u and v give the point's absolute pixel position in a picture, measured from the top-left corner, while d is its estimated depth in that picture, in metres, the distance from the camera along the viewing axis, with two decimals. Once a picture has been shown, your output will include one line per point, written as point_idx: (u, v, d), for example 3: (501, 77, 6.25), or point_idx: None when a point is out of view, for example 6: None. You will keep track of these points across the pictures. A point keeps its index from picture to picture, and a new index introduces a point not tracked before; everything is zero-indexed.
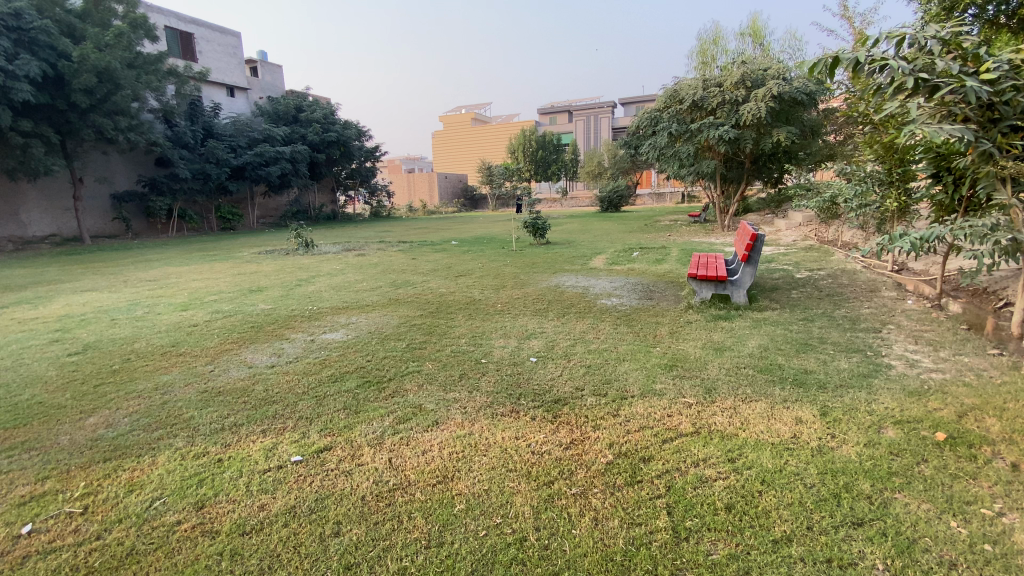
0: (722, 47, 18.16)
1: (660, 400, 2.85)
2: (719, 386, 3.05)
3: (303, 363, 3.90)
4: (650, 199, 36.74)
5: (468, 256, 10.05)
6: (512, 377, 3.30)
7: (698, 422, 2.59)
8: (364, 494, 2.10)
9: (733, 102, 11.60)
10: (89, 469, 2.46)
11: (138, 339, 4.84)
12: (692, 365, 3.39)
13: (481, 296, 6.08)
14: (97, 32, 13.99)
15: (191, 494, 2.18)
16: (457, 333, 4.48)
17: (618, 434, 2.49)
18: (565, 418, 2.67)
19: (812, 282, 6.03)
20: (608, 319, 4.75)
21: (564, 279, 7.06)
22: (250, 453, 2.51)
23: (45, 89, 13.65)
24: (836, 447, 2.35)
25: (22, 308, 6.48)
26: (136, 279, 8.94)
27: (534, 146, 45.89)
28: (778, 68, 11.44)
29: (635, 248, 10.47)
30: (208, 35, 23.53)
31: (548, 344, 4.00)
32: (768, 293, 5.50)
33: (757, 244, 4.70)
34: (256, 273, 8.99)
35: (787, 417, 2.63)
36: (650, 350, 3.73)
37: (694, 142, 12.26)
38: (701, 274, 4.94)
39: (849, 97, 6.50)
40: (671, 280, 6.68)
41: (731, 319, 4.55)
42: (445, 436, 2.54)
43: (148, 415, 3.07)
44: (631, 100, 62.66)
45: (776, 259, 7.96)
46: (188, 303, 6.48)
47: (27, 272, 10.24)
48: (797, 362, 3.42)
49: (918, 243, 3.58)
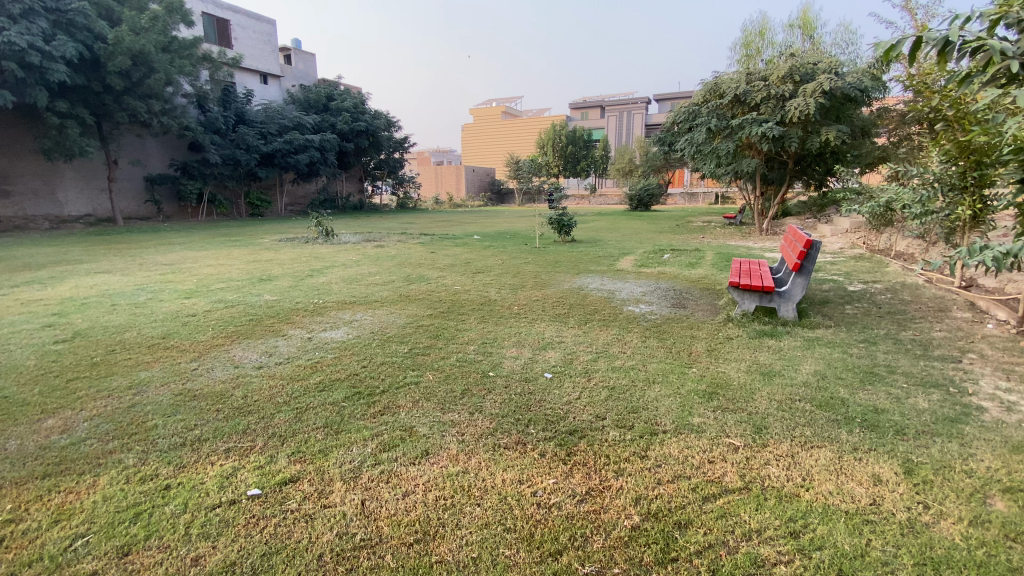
0: (768, 40, 17.16)
1: (699, 439, 2.34)
2: (772, 423, 2.51)
3: (293, 366, 3.51)
4: (681, 199, 35.76)
5: (488, 251, 9.62)
6: (521, 398, 2.81)
7: (748, 473, 2.08)
8: (322, 552, 1.68)
9: (779, 98, 10.72)
10: (22, 488, 2.07)
11: (131, 327, 4.56)
12: (736, 395, 2.84)
13: (496, 295, 5.64)
14: (133, 16, 14.03)
15: (119, 534, 1.78)
16: (467, 339, 4.02)
17: (647, 484, 2.00)
18: (580, 458, 2.19)
19: (869, 297, 5.37)
20: (636, 330, 4.22)
21: (589, 281, 6.55)
22: (203, 480, 2.11)
23: (81, 71, 13.76)
24: (932, 523, 1.81)
25: (30, 289, 6.31)
26: (152, 262, 8.79)
27: (563, 141, 45.20)
28: (830, 61, 10.58)
29: (666, 249, 9.84)
30: (244, 22, 23.73)
31: (566, 357, 3.52)
32: (820, 308, 4.88)
33: (812, 253, 4.06)
34: (270, 261, 8.73)
35: (862, 474, 2.10)
36: (684, 372, 3.19)
37: (735, 139, 11.44)
38: (743, 283, 4.34)
39: (921, 89, 5.73)
40: (706, 287, 6.09)
41: (778, 336, 3.96)
42: (434, 473, 2.10)
43: (112, 420, 2.71)
44: (666, 95, 60.91)
45: (824, 267, 7.27)
46: (194, 290, 6.23)
47: (52, 252, 10.26)
48: (863, 398, 2.85)
49: (1004, 259, 2.57)
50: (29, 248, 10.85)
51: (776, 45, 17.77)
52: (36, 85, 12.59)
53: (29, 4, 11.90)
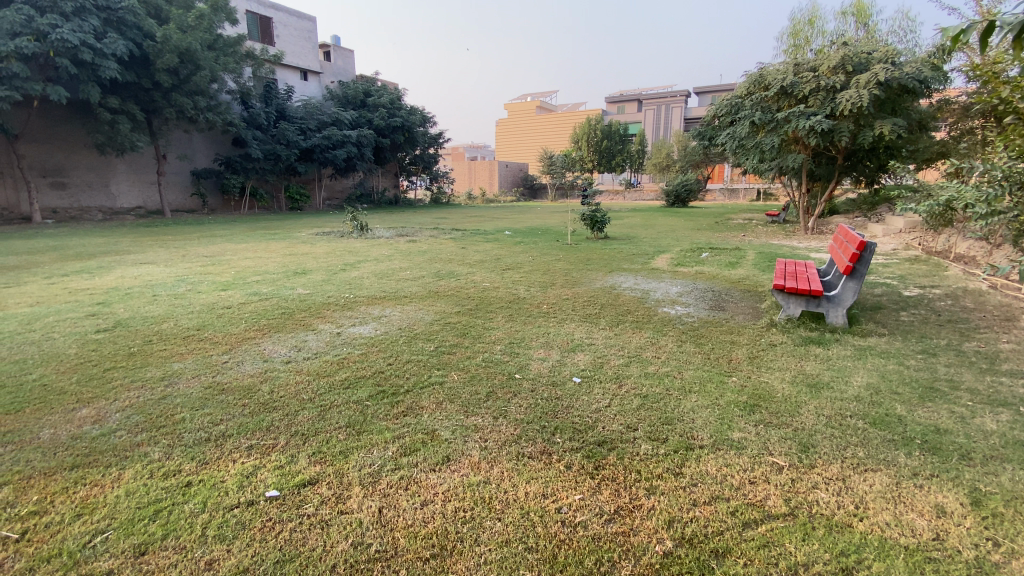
0: (818, 28, 16.35)
1: (739, 456, 2.18)
2: (820, 441, 2.31)
3: (320, 362, 3.50)
4: (721, 195, 34.70)
5: (519, 248, 9.51)
6: (548, 403, 2.70)
7: (794, 497, 1.91)
8: (335, 564, 1.62)
9: (829, 90, 10.17)
10: (51, 478, 2.10)
11: (168, 319, 4.67)
12: (780, 409, 2.65)
13: (526, 293, 5.53)
14: (181, 14, 14.55)
15: (138, 532, 1.77)
16: (494, 338, 3.92)
17: (681, 505, 1.86)
18: (608, 472, 2.06)
19: (927, 303, 4.99)
20: (672, 333, 4.03)
21: (621, 280, 6.36)
22: (224, 478, 2.09)
23: (132, 68, 14.35)
24: (1004, 563, 1.60)
25: (79, 278, 6.58)
26: (194, 254, 9.07)
27: (599, 136, 44.53)
28: (886, 50, 9.92)
29: (704, 248, 9.49)
30: (286, 19, 24.29)
31: (596, 360, 3.38)
32: (872, 314, 4.56)
33: (866, 255, 3.76)
34: (306, 254, 8.88)
35: (922, 503, 1.89)
36: (724, 382, 3.00)
37: (780, 133, 10.92)
38: (789, 286, 4.08)
39: (989, 79, 5.24)
40: (747, 289, 5.81)
41: (826, 344, 3.71)
42: (455, 482, 2.01)
43: (142, 412, 2.74)
44: (707, 89, 59.20)
45: (875, 270, 6.83)
46: (231, 282, 6.36)
47: (104, 242, 10.76)
48: (922, 416, 2.60)
49: None
50: (82, 239, 11.39)
51: (827, 34, 16.90)
52: (89, 82, 13.14)
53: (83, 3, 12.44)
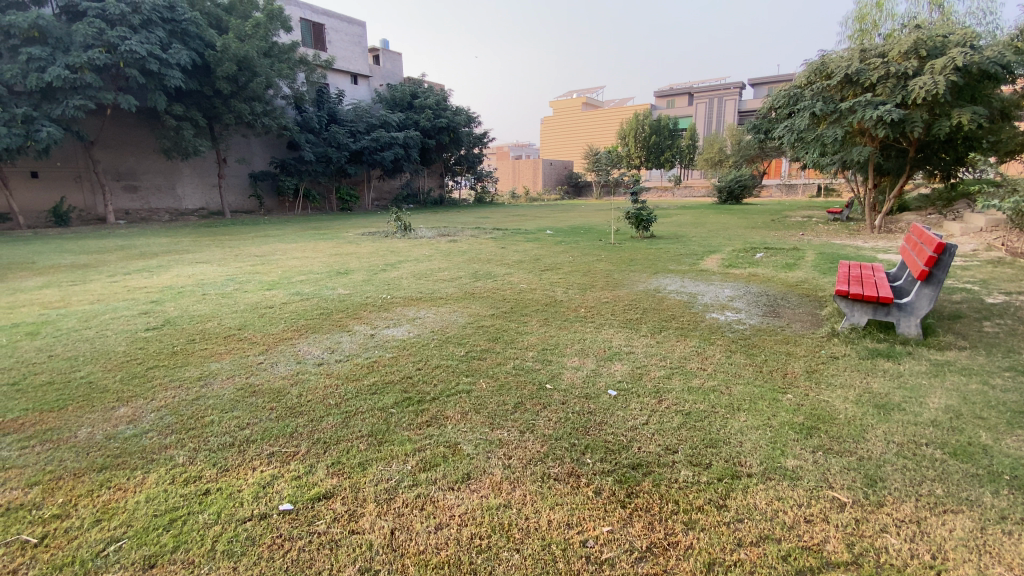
0: (887, 11, 15.15)
1: (793, 487, 1.93)
2: (891, 475, 2.02)
3: (351, 365, 3.46)
4: (778, 191, 33.08)
5: (560, 248, 9.29)
6: (579, 419, 2.51)
7: (859, 542, 1.66)
8: None
9: (900, 76, 9.34)
10: (79, 480, 2.12)
11: (213, 318, 4.79)
12: (842, 433, 2.35)
13: (564, 296, 5.33)
14: (238, 23, 15.24)
15: (150, 542, 1.74)
16: (527, 343, 3.76)
17: (724, 546, 1.65)
18: (641, 501, 1.87)
19: (1016, 311, 4.43)
20: (720, 342, 3.73)
21: (667, 282, 6.04)
22: (241, 487, 2.04)
23: (194, 76, 15.15)
24: None
25: (138, 277, 6.92)
26: (245, 253, 9.39)
27: (647, 131, 43.33)
28: (966, 32, 9.03)
29: (758, 247, 8.94)
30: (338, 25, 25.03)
31: (634, 371, 3.16)
32: (950, 324, 4.09)
33: (944, 259, 3.34)
34: (350, 254, 9.02)
35: (1016, 556, 1.59)
36: (777, 400, 2.71)
37: (844, 125, 10.15)
38: (854, 292, 3.69)
39: None
40: (805, 293, 5.39)
41: (897, 358, 3.32)
42: (473, 504, 1.87)
43: (175, 412, 2.78)
44: (763, 80, 56.62)
45: (953, 273, 6.18)
46: (276, 282, 6.50)
47: (166, 242, 11.38)
48: (1013, 446, 2.24)
49: None
50: (148, 239, 12.10)
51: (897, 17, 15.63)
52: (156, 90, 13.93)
53: (150, 16, 13.21)
